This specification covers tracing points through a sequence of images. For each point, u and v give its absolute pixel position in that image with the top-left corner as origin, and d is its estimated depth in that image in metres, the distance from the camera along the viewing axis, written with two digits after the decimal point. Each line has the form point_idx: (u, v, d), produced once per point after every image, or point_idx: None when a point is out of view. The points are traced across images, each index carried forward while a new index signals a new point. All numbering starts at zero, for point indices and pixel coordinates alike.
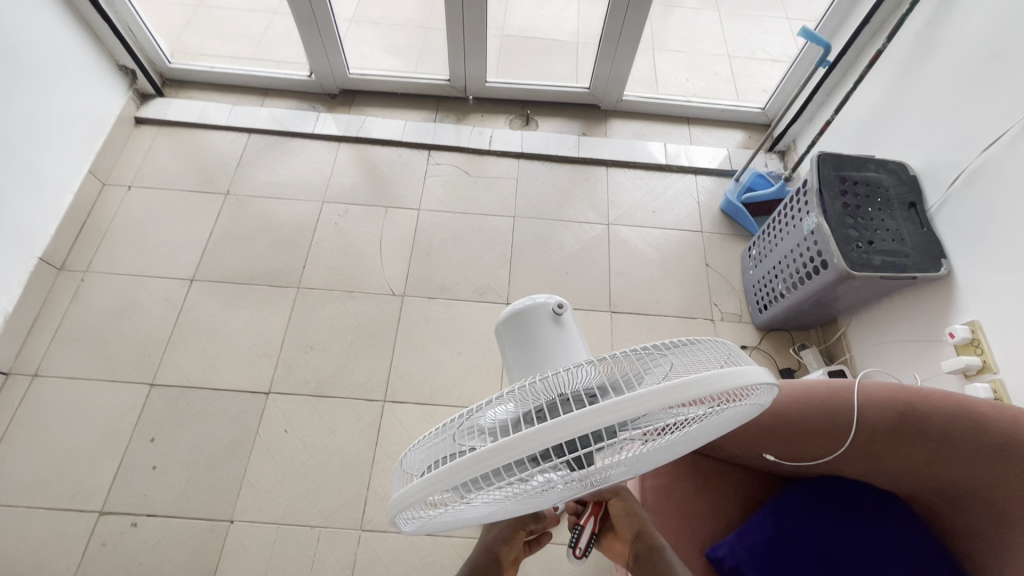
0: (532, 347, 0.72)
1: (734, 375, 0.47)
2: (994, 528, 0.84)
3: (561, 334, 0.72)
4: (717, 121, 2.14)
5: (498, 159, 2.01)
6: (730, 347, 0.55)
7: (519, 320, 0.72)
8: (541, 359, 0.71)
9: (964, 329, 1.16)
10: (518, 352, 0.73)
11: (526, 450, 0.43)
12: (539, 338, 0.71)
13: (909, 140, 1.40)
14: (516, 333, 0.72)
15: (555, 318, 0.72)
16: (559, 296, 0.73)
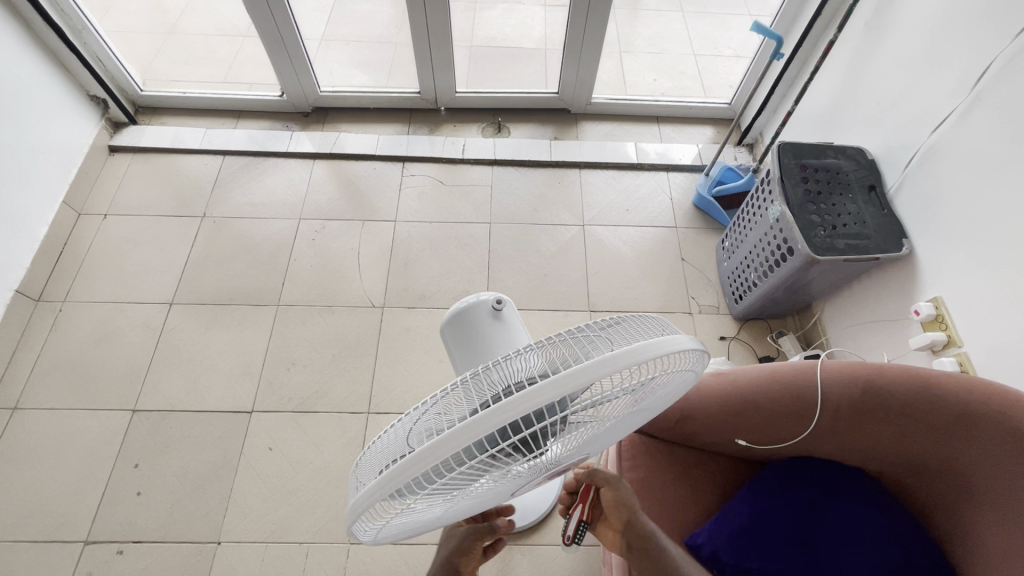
0: (476, 340, 0.82)
1: (658, 344, 0.49)
2: (960, 495, 0.86)
3: (502, 326, 0.82)
4: (685, 119, 2.17)
5: (472, 167, 2.03)
6: (662, 320, 0.58)
7: (464, 316, 0.82)
8: (480, 349, 0.82)
9: (928, 306, 1.19)
10: (461, 343, 0.83)
11: (467, 440, 0.44)
12: (483, 331, 0.82)
13: (865, 126, 1.44)
14: (462, 328, 0.82)
15: (493, 313, 0.83)
16: (497, 292, 0.84)
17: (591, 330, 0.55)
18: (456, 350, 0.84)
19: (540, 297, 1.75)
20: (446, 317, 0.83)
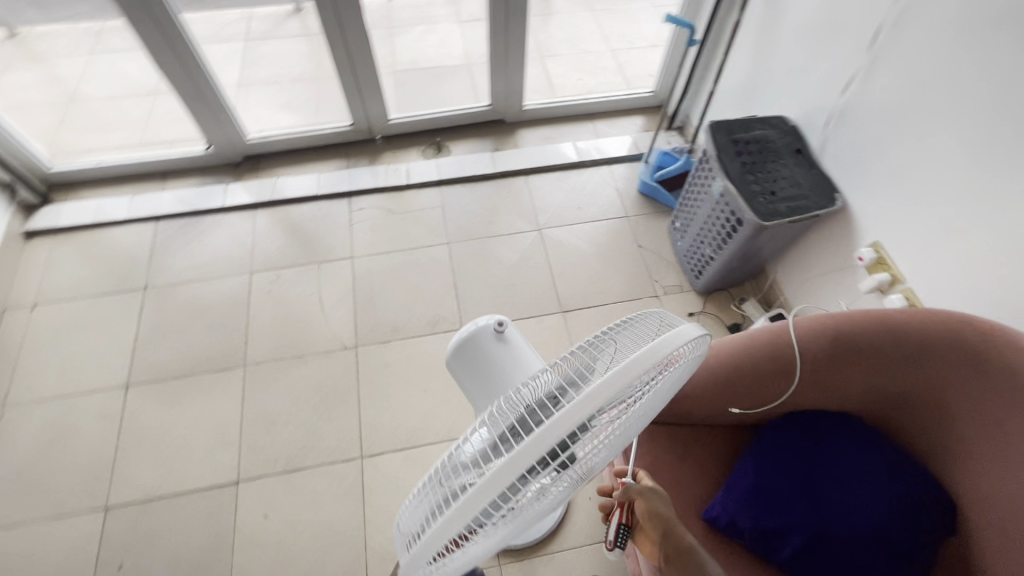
0: (483, 365, 0.83)
1: (672, 339, 0.51)
2: (934, 414, 0.95)
3: (506, 348, 0.83)
4: (616, 112, 2.25)
5: (419, 190, 2.02)
6: (665, 315, 0.60)
7: (468, 343, 0.83)
8: (489, 371, 0.83)
9: (870, 251, 1.29)
10: (468, 368, 0.84)
11: (517, 471, 0.44)
12: (488, 356, 0.83)
13: (782, 96, 1.55)
14: (467, 355, 0.83)
15: (498, 335, 0.84)
16: (499, 315, 0.85)
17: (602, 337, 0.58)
18: (464, 378, 0.85)
19: (511, 308, 1.76)
20: (450, 346, 0.85)
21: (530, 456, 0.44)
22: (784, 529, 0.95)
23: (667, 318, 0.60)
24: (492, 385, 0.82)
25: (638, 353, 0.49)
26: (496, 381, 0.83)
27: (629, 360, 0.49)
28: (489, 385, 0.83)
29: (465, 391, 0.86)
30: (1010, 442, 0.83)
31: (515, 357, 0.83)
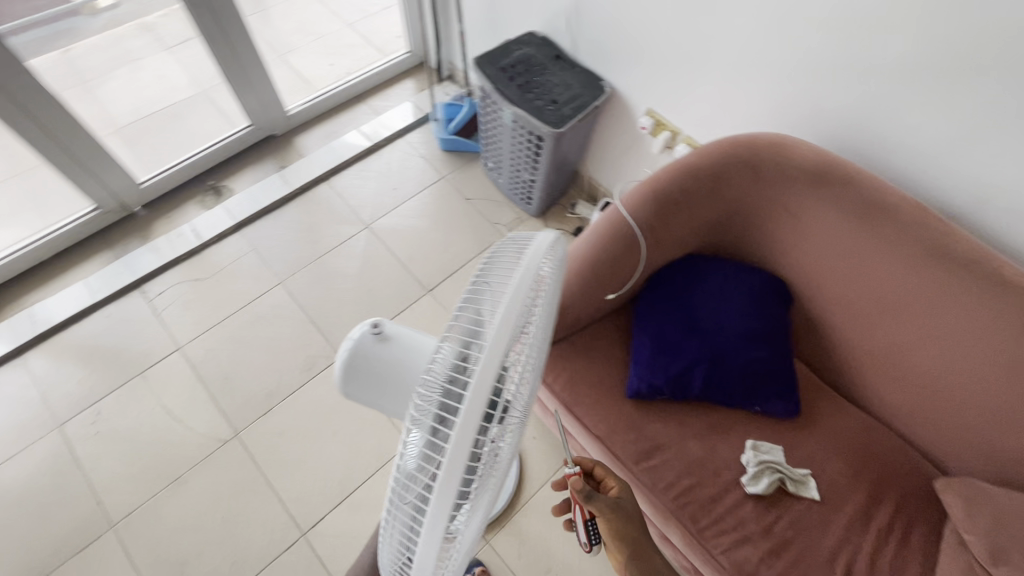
0: (382, 381, 0.65)
1: (536, 253, 0.56)
2: (744, 221, 1.18)
3: (397, 347, 0.64)
4: (384, 84, 2.18)
5: (219, 244, 1.78)
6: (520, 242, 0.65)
7: (350, 369, 0.64)
8: (389, 382, 0.64)
9: (648, 118, 1.46)
10: (367, 392, 0.65)
11: (472, 427, 0.44)
12: (380, 369, 0.64)
13: (522, 13, 1.63)
14: (358, 383, 0.64)
15: (378, 339, 0.65)
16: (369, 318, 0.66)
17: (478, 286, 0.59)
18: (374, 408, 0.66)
19: (379, 312, 1.67)
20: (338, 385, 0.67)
21: (475, 413, 0.45)
22: (689, 365, 1.10)
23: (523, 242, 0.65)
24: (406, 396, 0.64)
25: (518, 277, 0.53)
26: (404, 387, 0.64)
27: (513, 285, 0.52)
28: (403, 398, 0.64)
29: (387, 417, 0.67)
30: (803, 216, 1.10)
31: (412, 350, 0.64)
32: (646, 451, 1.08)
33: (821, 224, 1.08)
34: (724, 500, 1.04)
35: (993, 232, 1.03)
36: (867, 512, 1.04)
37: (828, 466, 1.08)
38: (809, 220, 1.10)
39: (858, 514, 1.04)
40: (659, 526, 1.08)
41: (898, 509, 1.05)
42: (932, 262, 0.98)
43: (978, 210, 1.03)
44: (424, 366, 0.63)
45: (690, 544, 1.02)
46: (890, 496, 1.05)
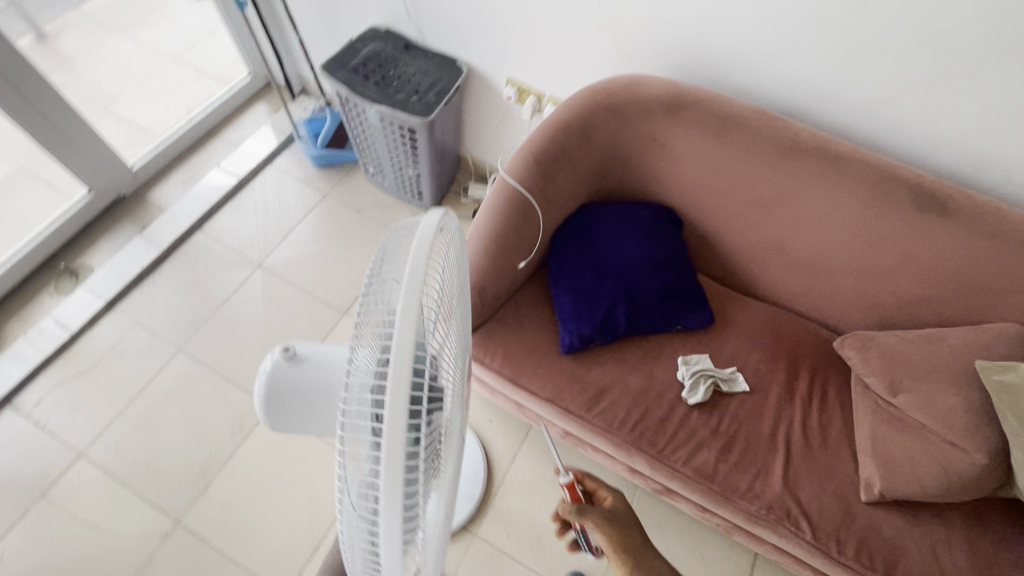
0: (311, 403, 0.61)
1: (424, 237, 0.54)
2: (621, 162, 1.25)
3: (313, 366, 0.59)
4: (233, 113, 2.02)
5: (93, 329, 1.58)
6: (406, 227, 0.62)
7: (273, 400, 0.59)
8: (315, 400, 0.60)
9: (511, 87, 1.49)
10: (297, 418, 0.61)
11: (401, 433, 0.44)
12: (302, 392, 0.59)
13: (357, 10, 1.58)
14: (283, 411, 0.60)
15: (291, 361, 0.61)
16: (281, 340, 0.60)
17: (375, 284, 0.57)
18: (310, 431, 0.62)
19: None
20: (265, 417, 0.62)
21: (401, 418, 0.44)
22: (611, 307, 1.16)
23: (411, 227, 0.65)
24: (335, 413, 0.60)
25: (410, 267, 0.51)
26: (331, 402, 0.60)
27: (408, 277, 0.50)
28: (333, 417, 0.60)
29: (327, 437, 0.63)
30: (670, 145, 1.18)
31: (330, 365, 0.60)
32: (594, 397, 1.13)
33: (687, 150, 1.17)
34: (673, 417, 1.12)
35: (820, 119, 1.18)
36: (788, 386, 1.18)
37: (749, 358, 1.20)
38: (676, 149, 1.18)
39: (782, 390, 1.17)
40: (624, 460, 1.14)
41: (811, 375, 1.20)
42: (782, 157, 1.11)
43: (805, 103, 1.17)
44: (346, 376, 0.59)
45: (656, 466, 1.10)
46: (802, 367, 1.20)
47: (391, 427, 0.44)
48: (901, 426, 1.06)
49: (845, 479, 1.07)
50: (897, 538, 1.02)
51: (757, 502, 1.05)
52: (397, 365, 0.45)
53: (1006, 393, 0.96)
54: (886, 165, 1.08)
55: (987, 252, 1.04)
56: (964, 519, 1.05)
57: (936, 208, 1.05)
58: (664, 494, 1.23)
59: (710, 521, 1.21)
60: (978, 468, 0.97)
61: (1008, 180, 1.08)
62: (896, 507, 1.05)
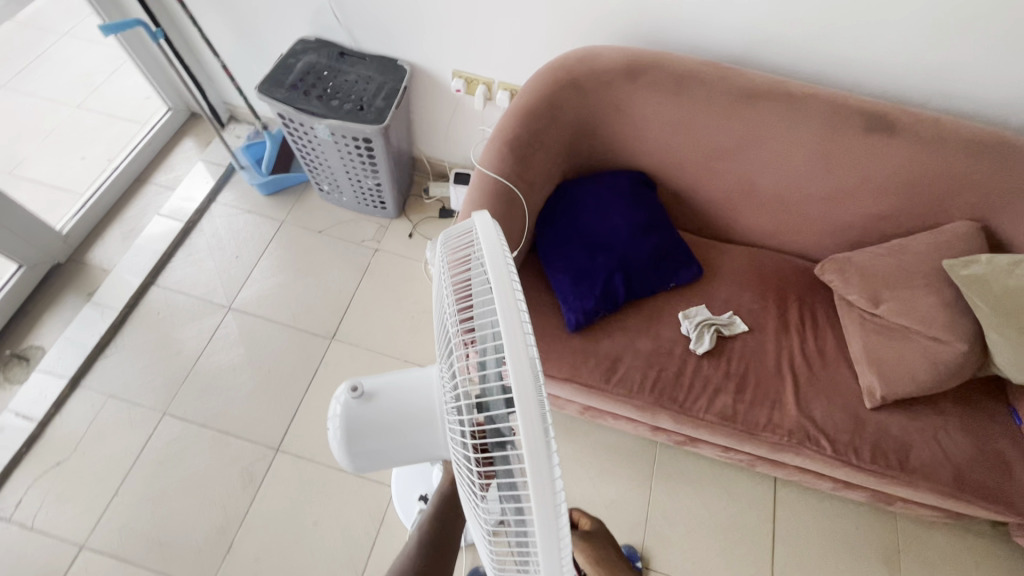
0: (396, 433, 0.59)
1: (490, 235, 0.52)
2: (589, 136, 1.27)
3: (389, 398, 0.58)
4: (160, 154, 1.89)
5: (60, 412, 1.45)
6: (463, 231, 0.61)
7: (357, 438, 0.57)
8: (403, 428, 0.58)
9: (458, 79, 1.47)
10: (385, 453, 0.59)
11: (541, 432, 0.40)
12: (383, 427, 0.58)
13: (282, 23, 1.50)
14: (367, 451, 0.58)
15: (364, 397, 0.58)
16: (344, 381, 0.59)
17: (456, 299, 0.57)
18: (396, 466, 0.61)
19: (293, 385, 1.52)
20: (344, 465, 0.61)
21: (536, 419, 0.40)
22: (608, 278, 1.18)
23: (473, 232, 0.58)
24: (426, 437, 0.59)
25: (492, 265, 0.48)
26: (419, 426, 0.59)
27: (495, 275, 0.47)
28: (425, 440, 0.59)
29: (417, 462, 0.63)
30: (635, 109, 1.20)
31: (407, 391, 0.59)
32: (610, 367, 1.15)
33: (649, 113, 1.20)
34: (687, 370, 1.17)
35: (764, 62, 1.24)
36: (782, 318, 1.24)
37: (741, 300, 1.26)
38: (639, 113, 1.21)
39: (777, 323, 1.23)
40: (649, 420, 1.18)
41: (798, 303, 1.27)
42: (740, 104, 1.15)
43: (748, 50, 1.23)
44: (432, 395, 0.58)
45: (680, 420, 1.14)
46: (788, 298, 1.27)
47: (540, 506, 0.40)
48: (889, 333, 1.14)
49: (849, 392, 1.16)
50: (904, 434, 1.11)
51: (779, 431, 1.11)
52: (528, 440, 0.40)
53: (976, 284, 1.06)
54: (833, 96, 1.14)
55: (933, 160, 1.12)
56: (954, 403, 1.15)
57: (885, 128, 1.12)
58: (688, 444, 1.28)
59: (735, 459, 1.27)
60: (961, 355, 1.07)
61: (937, 92, 1.18)
62: (898, 407, 1.14)
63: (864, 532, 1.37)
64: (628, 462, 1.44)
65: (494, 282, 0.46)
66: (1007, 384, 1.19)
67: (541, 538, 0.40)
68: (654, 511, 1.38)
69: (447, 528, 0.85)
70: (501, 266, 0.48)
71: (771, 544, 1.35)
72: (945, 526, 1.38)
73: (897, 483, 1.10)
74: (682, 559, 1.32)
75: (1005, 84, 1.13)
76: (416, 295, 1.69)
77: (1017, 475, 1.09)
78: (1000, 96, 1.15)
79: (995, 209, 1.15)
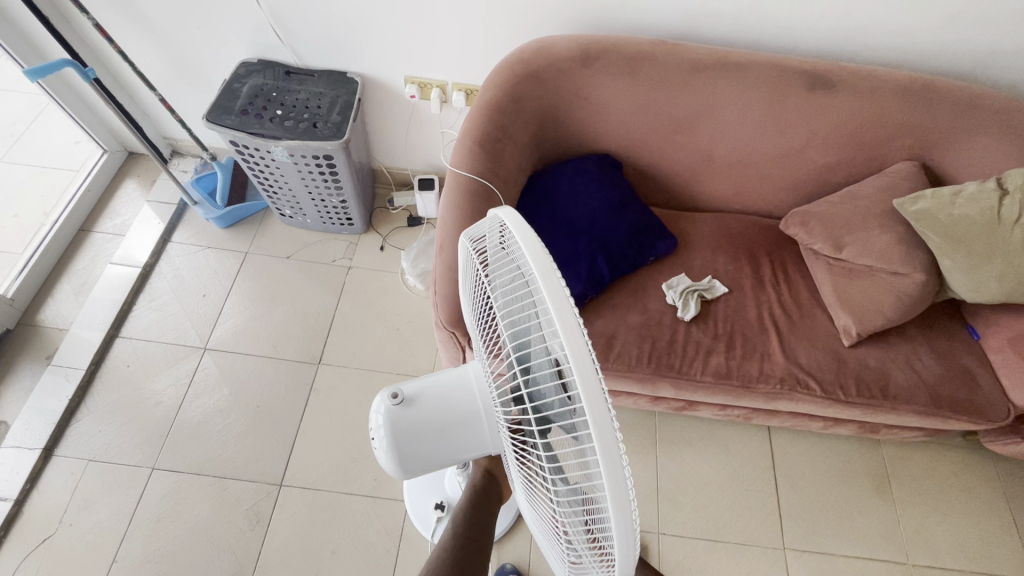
0: (433, 433, 0.66)
1: (514, 226, 0.57)
2: (553, 126, 1.30)
3: (426, 401, 0.66)
4: (101, 200, 1.78)
5: (37, 487, 1.35)
6: (490, 230, 0.68)
7: (400, 440, 0.65)
8: (440, 429, 0.66)
9: (411, 85, 1.46)
10: (425, 453, 0.67)
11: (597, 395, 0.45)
12: (422, 428, 0.66)
13: (220, 48, 1.46)
14: (410, 451, 0.66)
15: (405, 404, 0.66)
16: (384, 390, 0.66)
17: (499, 292, 0.64)
18: (435, 464, 0.69)
19: (286, 417, 1.48)
20: (388, 468, 0.69)
21: (592, 382, 0.45)
22: (591, 260, 1.22)
23: (500, 223, 0.64)
24: (463, 434, 0.67)
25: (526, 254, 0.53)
26: (453, 426, 0.66)
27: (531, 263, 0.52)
28: (461, 437, 0.67)
29: (453, 461, 0.70)
30: (593, 95, 1.24)
31: (442, 393, 0.67)
32: (606, 346, 1.18)
33: (608, 96, 1.24)
34: (679, 336, 1.21)
35: (704, 36, 1.30)
36: (755, 275, 1.31)
37: (716, 263, 1.32)
38: (598, 98, 1.25)
39: (752, 280, 1.30)
40: (650, 391, 1.22)
41: (769, 259, 1.34)
42: (692, 78, 1.21)
43: (688, 27, 1.29)
44: (463, 397, 0.66)
45: (679, 385, 1.18)
46: (758, 256, 1.34)
47: (607, 468, 0.44)
48: (855, 273, 1.22)
49: (827, 334, 1.23)
50: (882, 365, 1.19)
51: (771, 381, 1.17)
52: (591, 408, 0.44)
53: (926, 217, 1.15)
54: (775, 60, 1.20)
55: (872, 110, 1.21)
56: (920, 329, 1.25)
57: (826, 85, 1.20)
58: (687, 408, 1.33)
59: (732, 416, 1.33)
60: (920, 284, 1.17)
61: (864, 45, 1.27)
62: (872, 341, 1.23)
63: (856, 463, 1.46)
64: (633, 436, 1.47)
65: (534, 267, 0.51)
66: (961, 305, 1.30)
67: (612, 500, 0.44)
68: (663, 478, 1.42)
69: (482, 523, 0.85)
70: (538, 256, 0.52)
71: (775, 490, 1.42)
72: (925, 445, 1.49)
73: (882, 410, 1.18)
74: (697, 519, 1.37)
75: (923, 32, 1.22)
76: (397, 307, 1.67)
77: (983, 385, 1.19)
78: (920, 43, 1.25)
79: (928, 147, 1.25)
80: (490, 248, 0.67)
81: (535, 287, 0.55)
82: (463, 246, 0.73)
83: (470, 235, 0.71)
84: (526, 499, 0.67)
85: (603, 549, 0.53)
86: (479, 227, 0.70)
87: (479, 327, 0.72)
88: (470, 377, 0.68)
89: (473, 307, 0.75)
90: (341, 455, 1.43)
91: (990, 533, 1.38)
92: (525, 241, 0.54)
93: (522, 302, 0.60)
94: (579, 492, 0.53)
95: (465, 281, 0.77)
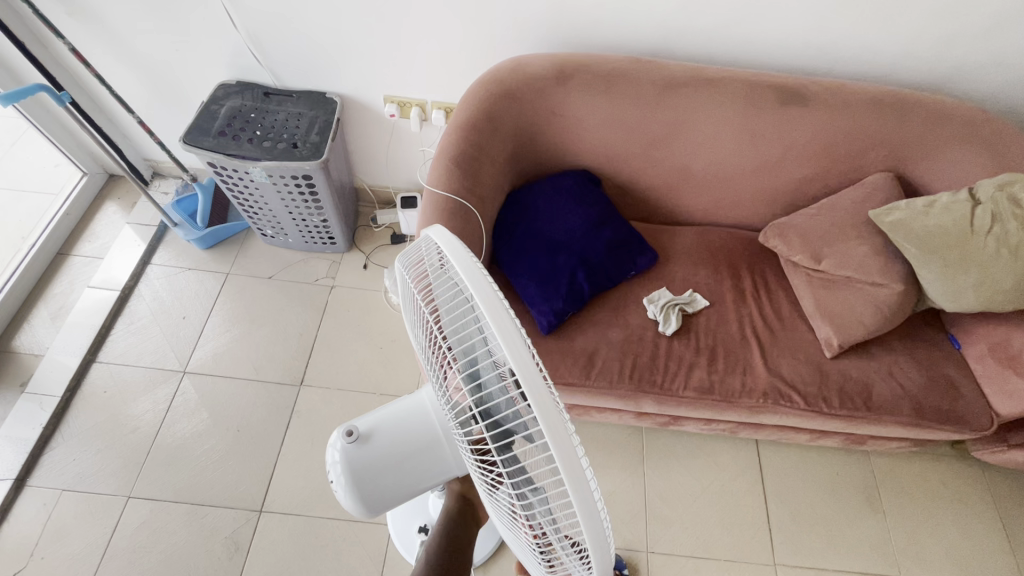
0: (394, 464, 0.67)
1: (453, 245, 0.57)
2: (529, 143, 1.31)
3: (383, 433, 0.67)
4: (80, 222, 1.76)
5: (9, 518, 1.31)
6: (428, 248, 0.67)
7: (360, 476, 0.66)
8: (399, 458, 0.67)
9: (391, 105, 1.47)
10: (388, 485, 0.68)
11: (548, 404, 0.44)
12: (383, 461, 0.67)
13: (199, 70, 1.46)
14: (372, 486, 0.67)
15: (361, 440, 0.66)
16: (339, 427, 0.67)
17: (444, 313, 0.63)
18: (401, 496, 0.69)
19: (267, 439, 1.45)
20: (351, 507, 0.69)
21: (543, 391, 0.44)
22: (571, 277, 1.21)
23: (438, 243, 0.64)
24: (423, 461, 0.68)
25: (467, 276, 0.53)
26: (412, 454, 0.67)
27: (475, 282, 0.52)
28: (422, 464, 0.68)
29: (418, 489, 0.70)
30: (568, 111, 1.25)
31: (397, 422, 0.67)
32: (588, 362, 1.17)
33: (584, 112, 1.25)
34: (660, 351, 1.20)
35: (679, 53, 1.32)
36: (737, 287, 1.31)
37: (697, 277, 1.32)
38: (574, 115, 1.26)
39: (734, 293, 1.30)
40: (633, 407, 1.20)
41: (749, 271, 1.34)
42: (666, 93, 1.22)
43: (663, 45, 1.30)
44: (419, 423, 0.67)
45: (662, 401, 1.17)
46: (740, 270, 1.34)
47: (569, 476, 0.43)
48: (834, 286, 1.22)
49: (809, 346, 1.23)
50: (864, 376, 1.19)
51: (754, 394, 1.16)
52: (545, 418, 0.43)
53: (900, 229, 1.16)
54: (747, 76, 1.22)
55: (844, 124, 1.22)
56: (901, 339, 1.25)
57: (797, 99, 1.21)
58: (672, 424, 1.31)
59: (718, 430, 1.32)
60: (899, 294, 1.17)
61: (836, 61, 1.29)
62: (854, 352, 1.22)
63: (846, 475, 1.45)
64: (619, 453, 1.46)
65: (474, 286, 0.50)
66: (941, 314, 1.31)
67: (578, 506, 0.43)
68: (652, 495, 1.40)
69: (459, 550, 0.82)
70: (482, 277, 0.51)
71: (764, 504, 1.40)
72: (913, 455, 1.48)
73: (866, 422, 1.17)
74: (687, 536, 1.35)
75: (892, 47, 1.25)
76: (381, 325, 1.66)
77: (965, 394, 1.19)
78: (889, 57, 1.27)
79: (902, 159, 1.27)
80: (431, 267, 0.67)
81: (475, 302, 0.55)
82: (405, 268, 0.72)
83: (409, 256, 0.71)
84: (496, 514, 0.65)
85: (580, 549, 0.52)
86: (417, 247, 0.70)
87: (426, 351, 0.71)
88: (424, 402, 0.68)
89: (418, 328, 0.74)
90: (322, 478, 1.40)
91: (981, 542, 1.37)
92: (467, 261, 0.54)
93: (468, 319, 0.59)
94: (547, 500, 0.52)
95: (408, 303, 0.76)
